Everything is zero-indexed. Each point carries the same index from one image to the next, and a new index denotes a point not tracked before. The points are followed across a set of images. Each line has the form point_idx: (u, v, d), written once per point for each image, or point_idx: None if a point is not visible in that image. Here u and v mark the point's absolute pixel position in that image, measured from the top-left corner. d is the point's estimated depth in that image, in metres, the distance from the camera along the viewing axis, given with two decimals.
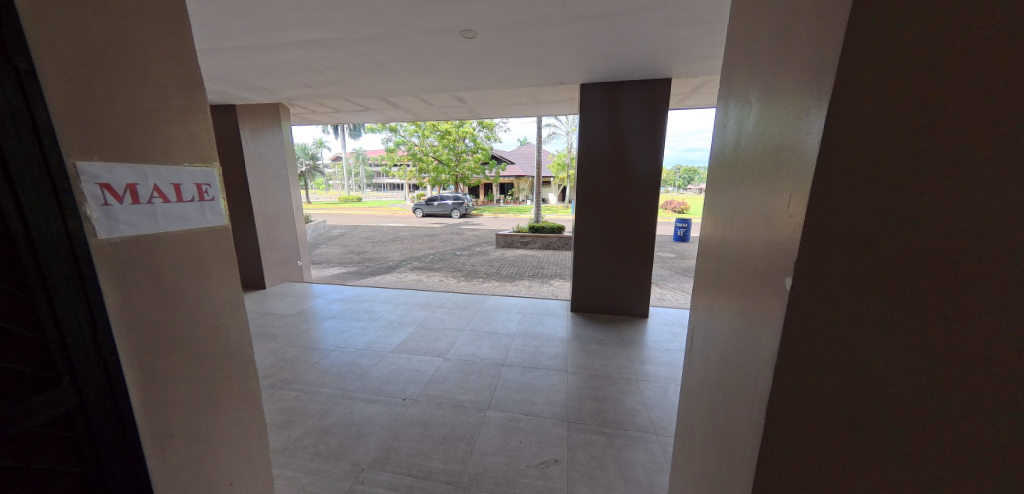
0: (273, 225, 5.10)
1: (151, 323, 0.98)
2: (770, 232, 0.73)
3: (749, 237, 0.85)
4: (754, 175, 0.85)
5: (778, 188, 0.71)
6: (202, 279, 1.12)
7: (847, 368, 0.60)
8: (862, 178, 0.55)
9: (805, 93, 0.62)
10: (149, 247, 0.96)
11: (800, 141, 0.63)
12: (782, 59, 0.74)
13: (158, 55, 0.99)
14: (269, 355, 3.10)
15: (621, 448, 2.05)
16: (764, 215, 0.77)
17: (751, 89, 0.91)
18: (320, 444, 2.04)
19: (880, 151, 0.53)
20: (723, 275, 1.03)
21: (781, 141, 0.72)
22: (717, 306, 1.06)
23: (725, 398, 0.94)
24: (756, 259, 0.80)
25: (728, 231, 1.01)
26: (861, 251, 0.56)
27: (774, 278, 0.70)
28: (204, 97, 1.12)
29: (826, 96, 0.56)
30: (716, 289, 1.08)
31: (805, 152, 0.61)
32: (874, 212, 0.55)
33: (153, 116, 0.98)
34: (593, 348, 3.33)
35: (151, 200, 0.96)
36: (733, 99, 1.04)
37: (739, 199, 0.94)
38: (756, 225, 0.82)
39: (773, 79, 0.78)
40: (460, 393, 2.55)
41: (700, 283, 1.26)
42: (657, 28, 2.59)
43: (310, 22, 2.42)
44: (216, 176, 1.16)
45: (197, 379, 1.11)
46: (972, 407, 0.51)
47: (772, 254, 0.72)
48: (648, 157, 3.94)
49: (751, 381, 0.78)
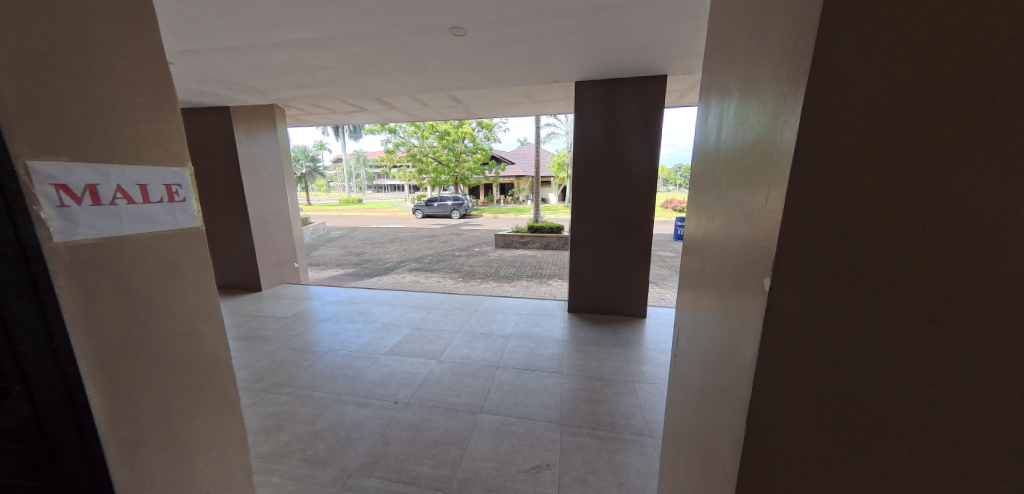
0: (269, 227, 5.07)
1: (117, 328, 0.95)
2: (752, 232, 0.70)
3: (730, 235, 0.82)
4: (734, 171, 0.81)
5: (756, 183, 0.68)
6: (174, 287, 1.09)
7: (830, 371, 0.57)
8: (847, 172, 0.51)
9: (786, 87, 0.59)
10: (111, 250, 0.93)
11: (779, 139, 0.60)
12: (759, 48, 0.71)
13: (122, 53, 0.96)
14: (262, 357, 3.09)
15: (615, 451, 2.00)
16: (744, 211, 0.74)
17: (730, 81, 0.87)
18: (309, 449, 2.01)
19: (866, 143, 0.49)
20: (705, 273, 0.99)
21: (760, 135, 0.68)
22: (700, 306, 1.02)
23: (710, 403, 0.90)
24: (737, 257, 0.77)
25: (709, 228, 0.98)
26: (843, 250, 0.53)
27: (754, 279, 0.67)
28: (172, 96, 1.09)
29: (802, 85, 0.54)
30: (699, 285, 1.04)
31: (783, 150, 0.58)
32: (857, 211, 0.51)
33: (120, 115, 0.95)
34: (590, 349, 3.29)
35: (114, 201, 0.93)
36: (713, 90, 1.00)
37: (720, 195, 0.90)
38: (736, 222, 0.78)
39: (750, 71, 0.75)
40: (453, 395, 2.52)
41: (684, 282, 1.22)
42: (649, 24, 2.55)
43: (297, 20, 2.38)
44: (189, 178, 1.14)
45: (168, 385, 1.07)
46: (969, 424, 0.45)
47: (753, 255, 0.68)
48: (647, 153, 3.89)
49: (732, 384, 0.76)
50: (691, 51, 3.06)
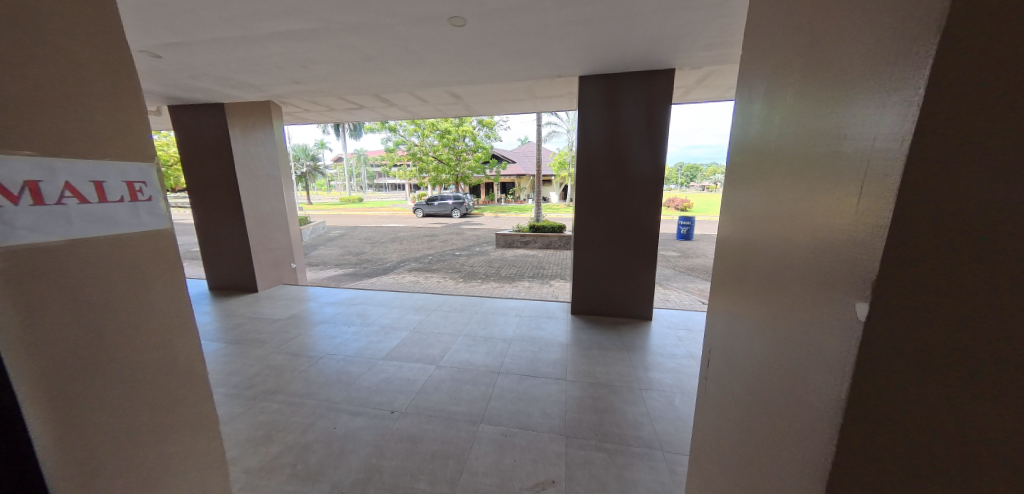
0: (265, 226, 4.95)
1: (69, 343, 0.84)
2: (821, 240, 0.63)
3: (787, 243, 0.73)
4: (791, 174, 0.73)
5: (836, 193, 0.59)
6: (139, 295, 0.98)
7: (905, 412, 0.51)
8: (946, 193, 0.44)
9: (877, 81, 0.52)
10: (58, 255, 0.82)
11: (864, 137, 0.54)
12: (843, 32, 0.60)
13: (76, 31, 0.85)
14: (253, 363, 2.94)
15: (623, 466, 1.89)
16: (812, 220, 0.65)
17: (786, 68, 0.77)
18: (299, 463, 1.90)
19: (962, 160, 0.42)
20: (749, 281, 0.90)
21: (838, 136, 0.60)
22: (741, 319, 0.92)
23: (763, 432, 0.79)
24: (796, 268, 0.69)
25: (753, 232, 0.88)
26: (930, 280, 0.46)
27: (833, 300, 0.59)
28: (136, 83, 0.98)
29: (917, 86, 0.45)
30: (736, 293, 0.96)
31: (875, 153, 0.51)
32: (941, 239, 0.45)
33: (64, 101, 0.82)
34: (594, 354, 3.18)
35: (61, 200, 0.82)
36: (760, 78, 0.89)
37: (770, 197, 0.81)
38: (793, 226, 0.71)
39: (821, 60, 0.65)
40: (451, 404, 2.41)
41: (718, 288, 1.11)
42: (659, 13, 2.44)
43: (288, 10, 2.25)
44: (156, 173, 1.02)
45: (133, 404, 0.97)
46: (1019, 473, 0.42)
47: (827, 270, 0.61)
48: (654, 150, 3.76)
49: (802, 420, 0.66)
50: (701, 42, 2.96)
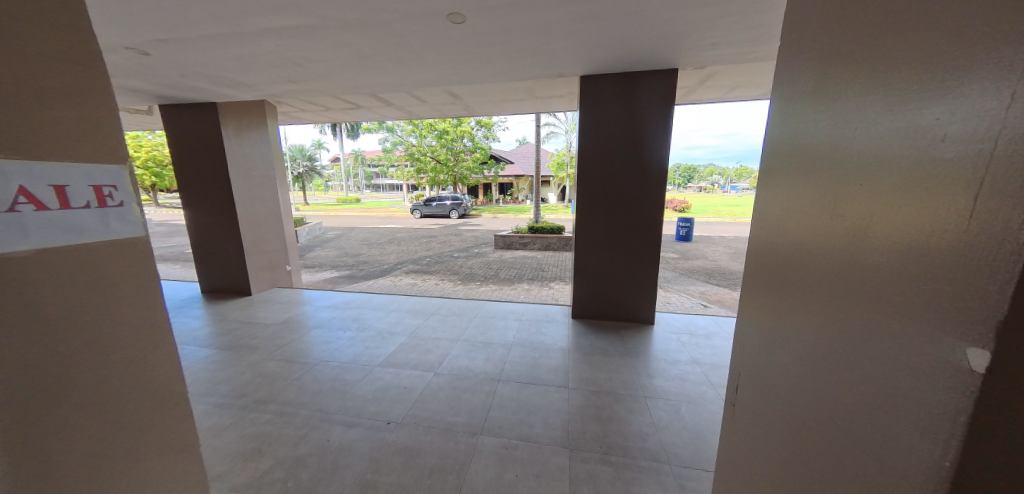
0: (260, 228, 4.85)
1: (24, 365, 0.76)
2: (901, 258, 0.53)
3: (852, 256, 0.64)
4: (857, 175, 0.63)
5: (926, 200, 0.49)
6: (107, 306, 0.90)
7: None
8: None
9: (990, 69, 0.42)
10: (14, 268, 0.73)
11: (957, 140, 0.45)
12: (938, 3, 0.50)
13: (34, 20, 0.77)
14: (245, 370, 2.83)
15: (629, 482, 1.82)
16: (891, 230, 0.55)
17: (848, 53, 0.67)
18: (290, 480, 1.81)
19: None
20: (796, 293, 0.80)
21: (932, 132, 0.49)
22: (787, 335, 0.83)
23: (815, 467, 0.71)
24: (874, 289, 0.58)
25: (802, 240, 0.79)
26: None
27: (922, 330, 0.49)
28: (106, 78, 0.89)
29: None
30: (781, 308, 0.86)
31: (982, 154, 0.41)
32: None
33: (17, 97, 0.74)
34: (596, 360, 3.11)
35: (16, 207, 0.73)
36: (810, 66, 0.79)
37: (824, 201, 0.72)
38: (867, 240, 0.60)
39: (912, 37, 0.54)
40: (451, 414, 2.33)
41: (756, 298, 1.02)
42: (666, 10, 2.40)
43: (280, 5, 2.17)
44: (128, 177, 0.93)
45: (97, 429, 0.90)
46: None
47: (920, 297, 0.50)
48: (656, 152, 3.69)
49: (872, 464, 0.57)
50: (707, 40, 2.92)
